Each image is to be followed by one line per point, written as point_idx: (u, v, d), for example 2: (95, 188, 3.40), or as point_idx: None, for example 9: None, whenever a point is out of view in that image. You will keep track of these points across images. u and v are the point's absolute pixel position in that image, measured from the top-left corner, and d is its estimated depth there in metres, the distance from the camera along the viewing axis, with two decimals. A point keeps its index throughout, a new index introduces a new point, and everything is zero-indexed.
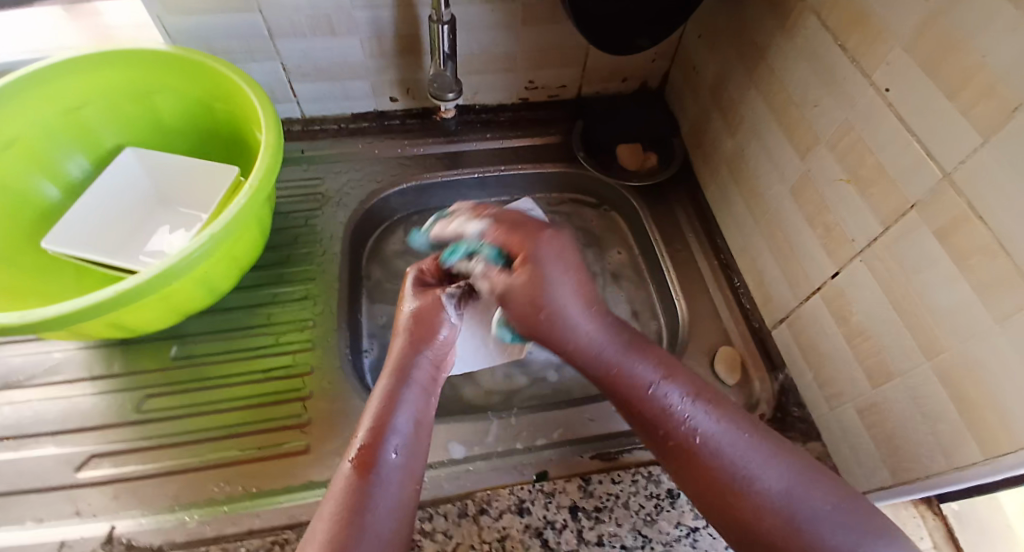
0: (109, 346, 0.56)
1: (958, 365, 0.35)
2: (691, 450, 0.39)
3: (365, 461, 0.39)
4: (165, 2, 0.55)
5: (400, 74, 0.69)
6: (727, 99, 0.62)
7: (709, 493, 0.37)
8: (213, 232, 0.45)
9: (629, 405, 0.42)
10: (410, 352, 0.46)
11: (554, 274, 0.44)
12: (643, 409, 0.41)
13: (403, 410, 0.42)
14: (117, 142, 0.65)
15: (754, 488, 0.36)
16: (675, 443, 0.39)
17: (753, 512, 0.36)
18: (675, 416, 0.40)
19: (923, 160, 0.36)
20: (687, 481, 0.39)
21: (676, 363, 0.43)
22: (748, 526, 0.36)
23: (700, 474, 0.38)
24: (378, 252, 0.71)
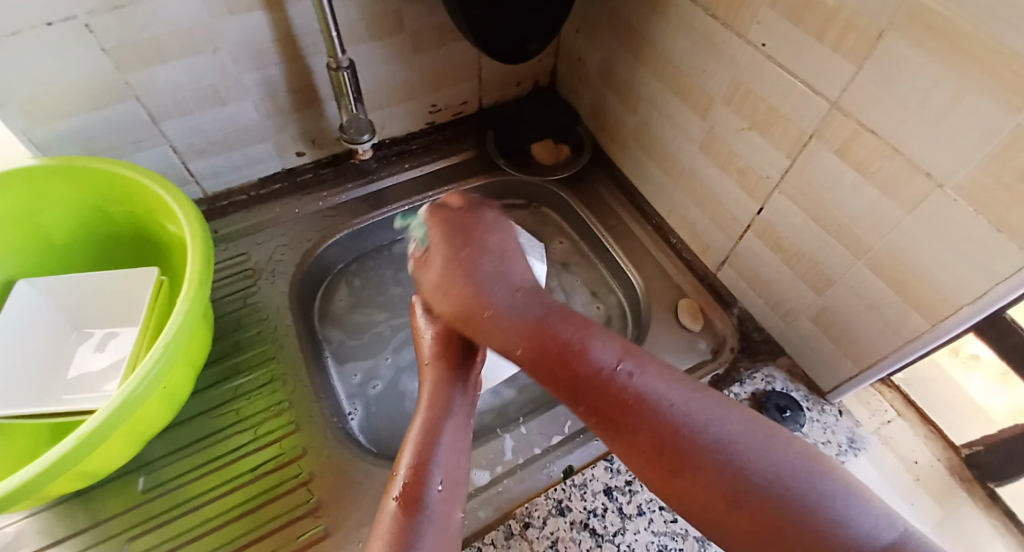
0: (65, 501, 0.49)
1: (885, 255, 0.43)
2: (638, 402, 0.32)
3: (411, 498, 0.35)
4: (27, 113, 0.50)
5: (302, 127, 0.67)
6: (618, 81, 0.67)
7: (654, 449, 0.31)
8: (166, 341, 0.43)
9: (573, 378, 0.33)
10: (443, 380, 0.43)
11: (485, 273, 0.38)
12: (585, 378, 0.33)
13: (447, 439, 0.39)
14: (1, 278, 0.58)
15: (702, 450, 0.30)
16: (611, 395, 0.33)
17: (704, 474, 0.29)
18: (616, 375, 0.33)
19: (810, 95, 0.43)
20: (628, 458, 0.32)
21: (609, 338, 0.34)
22: (691, 483, 0.30)
23: (644, 454, 0.31)
24: (328, 314, 0.68)
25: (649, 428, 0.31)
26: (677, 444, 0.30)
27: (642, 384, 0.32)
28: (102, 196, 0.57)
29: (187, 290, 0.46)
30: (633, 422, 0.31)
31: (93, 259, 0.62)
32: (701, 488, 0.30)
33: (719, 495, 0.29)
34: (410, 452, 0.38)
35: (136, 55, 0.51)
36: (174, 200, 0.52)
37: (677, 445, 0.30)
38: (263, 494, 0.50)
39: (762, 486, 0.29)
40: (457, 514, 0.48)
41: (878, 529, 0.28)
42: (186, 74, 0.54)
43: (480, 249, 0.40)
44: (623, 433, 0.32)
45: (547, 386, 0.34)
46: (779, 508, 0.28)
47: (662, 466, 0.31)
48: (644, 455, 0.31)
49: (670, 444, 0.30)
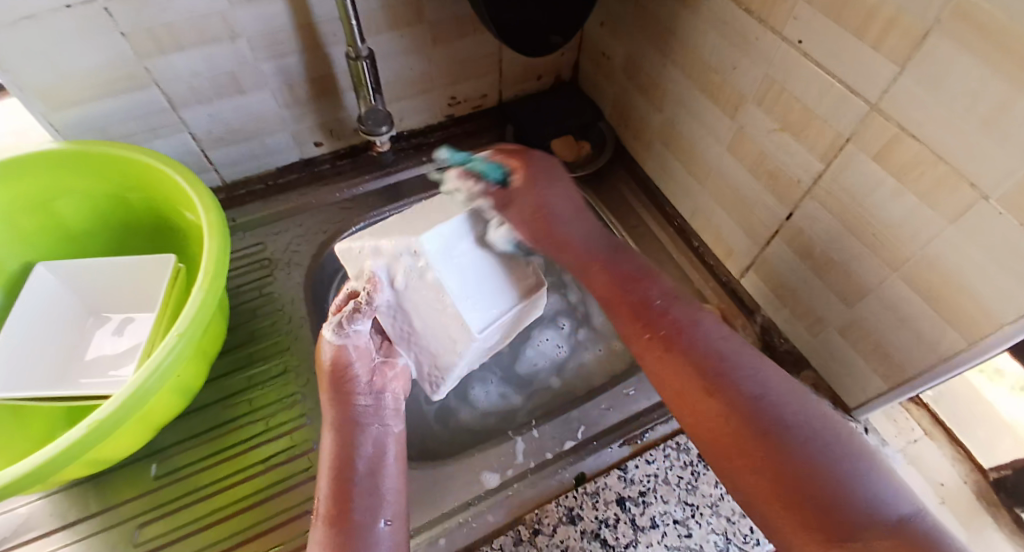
0: (79, 484, 0.50)
1: (923, 267, 0.40)
2: (705, 368, 0.39)
3: (334, 514, 0.39)
4: (48, 99, 0.51)
5: (321, 117, 0.66)
6: (643, 77, 0.65)
7: (722, 440, 0.37)
8: (180, 332, 0.43)
9: (650, 326, 0.43)
10: (346, 414, 0.44)
11: (554, 195, 0.50)
12: (678, 342, 0.41)
13: (362, 458, 0.42)
14: (24, 262, 0.59)
15: (735, 378, 0.38)
16: (671, 352, 0.41)
17: (774, 449, 0.34)
18: (689, 331, 0.41)
19: (847, 97, 0.41)
20: (664, 369, 0.41)
21: (712, 317, 0.43)
22: (762, 467, 0.35)
23: (682, 365, 0.40)
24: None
25: (695, 354, 0.40)
26: (716, 375, 0.38)
27: (693, 312, 0.43)
28: (120, 182, 0.57)
29: (201, 282, 0.46)
30: (717, 391, 0.38)
31: (112, 246, 0.63)
32: (713, 403, 0.38)
33: (743, 421, 0.36)
34: (327, 482, 0.41)
35: (153, 42, 0.50)
36: (190, 187, 0.52)
37: (720, 370, 0.38)
38: (271, 486, 0.50)
39: (779, 427, 0.35)
40: (466, 517, 0.47)
41: (893, 505, 0.32)
42: (203, 60, 0.54)
43: (544, 174, 0.51)
44: (664, 351, 0.41)
45: (618, 320, 0.45)
46: (799, 451, 0.34)
47: (706, 384, 0.38)
48: (674, 382, 0.40)
49: (740, 412, 0.36)
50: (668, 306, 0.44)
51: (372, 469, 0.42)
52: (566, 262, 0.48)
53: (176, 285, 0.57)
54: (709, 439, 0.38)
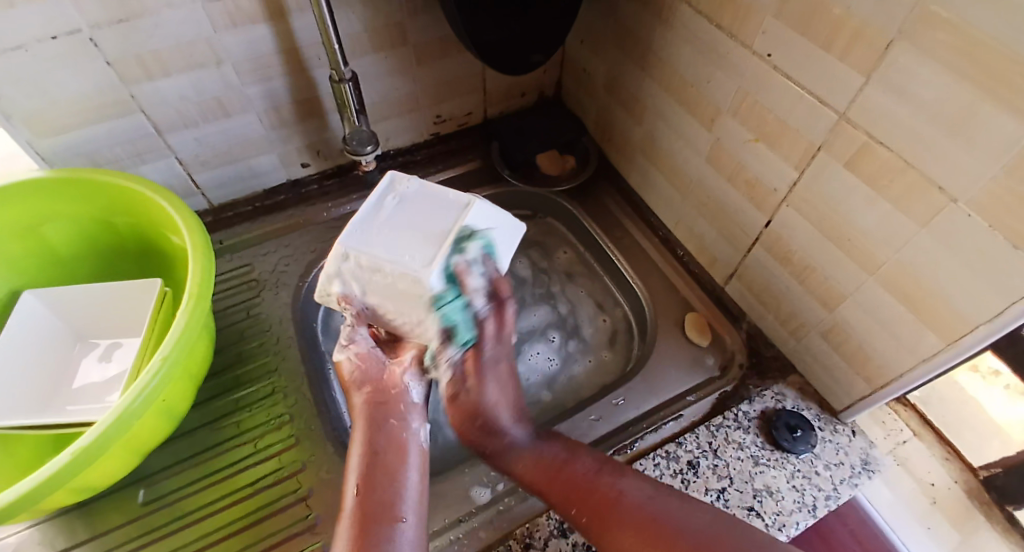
0: (65, 513, 0.49)
1: (897, 270, 0.41)
2: (612, 502, 0.41)
3: (359, 515, 0.39)
4: (35, 127, 0.51)
5: (307, 139, 0.67)
6: (624, 92, 0.66)
7: (645, 543, 0.39)
8: (165, 355, 0.43)
9: (575, 494, 0.43)
10: (373, 423, 0.44)
11: (490, 378, 0.46)
12: (574, 487, 0.43)
13: (390, 455, 0.42)
14: (10, 288, 0.58)
15: (677, 535, 0.38)
16: (598, 496, 0.42)
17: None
18: (597, 477, 0.43)
19: (817, 106, 0.42)
20: (616, 543, 0.40)
21: (592, 455, 0.46)
22: None
23: (625, 533, 0.39)
24: (332, 329, 0.66)
25: (640, 515, 0.40)
26: (662, 521, 0.39)
27: (619, 479, 0.43)
28: (106, 207, 0.57)
29: (186, 304, 0.46)
30: (620, 512, 0.40)
31: (100, 271, 0.63)
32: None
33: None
34: (354, 482, 0.41)
35: (140, 68, 0.51)
36: (176, 210, 0.52)
37: (665, 533, 0.38)
38: (260, 508, 0.49)
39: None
40: (457, 535, 0.47)
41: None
42: (190, 86, 0.55)
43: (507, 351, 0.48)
44: (613, 521, 0.40)
45: (551, 497, 0.44)
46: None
47: (654, 545, 0.38)
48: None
49: (658, 539, 0.38)
50: (603, 476, 0.43)
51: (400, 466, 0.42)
52: (524, 469, 0.46)
53: (163, 308, 0.57)
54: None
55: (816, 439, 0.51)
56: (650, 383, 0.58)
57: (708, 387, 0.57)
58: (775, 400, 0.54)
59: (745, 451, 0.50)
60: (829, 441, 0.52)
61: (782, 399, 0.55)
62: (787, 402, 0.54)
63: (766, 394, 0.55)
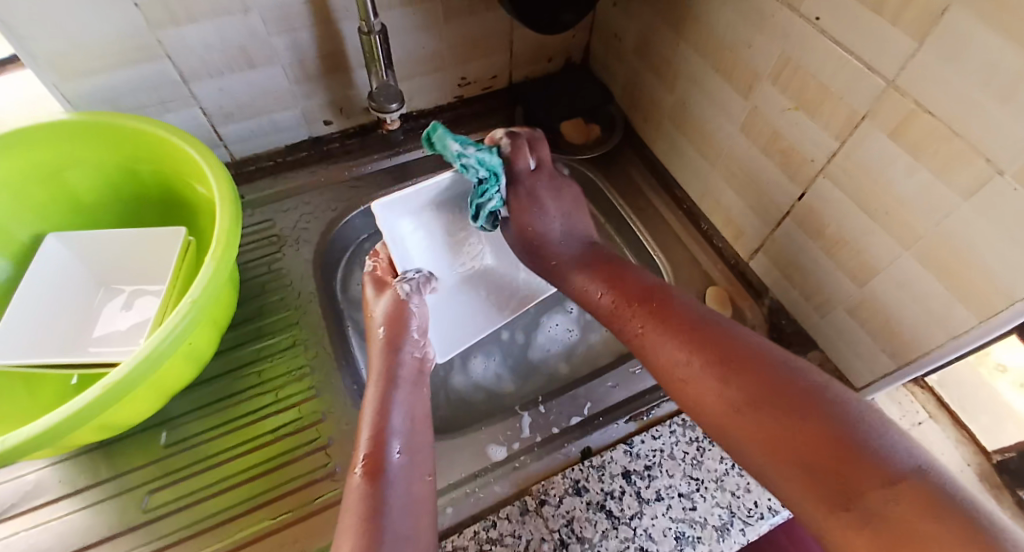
0: (89, 451, 0.50)
1: (935, 245, 0.40)
2: (662, 318, 0.44)
3: (373, 468, 0.40)
4: (60, 68, 0.51)
5: (331, 95, 0.66)
6: (656, 58, 0.64)
7: (670, 362, 0.41)
8: (193, 298, 0.43)
9: (612, 300, 0.48)
10: (389, 353, 0.49)
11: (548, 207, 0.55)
12: (612, 289, 0.49)
13: (399, 413, 0.44)
14: (35, 232, 0.59)
15: (732, 341, 0.39)
16: (643, 312, 0.45)
17: (721, 368, 0.38)
18: (630, 291, 0.47)
19: (863, 73, 0.41)
20: (660, 355, 0.42)
21: (655, 282, 0.48)
22: (714, 393, 0.38)
23: (679, 338, 0.41)
24: (350, 297, 0.65)
25: (689, 330, 0.41)
26: (706, 336, 0.41)
27: (679, 297, 0.45)
28: (130, 154, 0.57)
29: (214, 253, 0.46)
30: (666, 321, 0.43)
31: (120, 218, 0.63)
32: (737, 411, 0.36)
33: (738, 398, 0.36)
34: (370, 419, 0.43)
35: (166, 13, 0.50)
36: (202, 159, 0.52)
37: (705, 349, 0.40)
38: (279, 455, 0.50)
39: (752, 368, 0.37)
40: (472, 488, 0.47)
41: (894, 455, 0.30)
42: (217, 32, 0.54)
43: (539, 197, 0.55)
44: (660, 322, 0.43)
45: (604, 308, 0.49)
46: (786, 414, 0.34)
47: (703, 345, 0.40)
48: (671, 358, 0.41)
49: (698, 338, 0.41)
50: (659, 291, 0.46)
51: (409, 427, 0.43)
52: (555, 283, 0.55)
53: (187, 257, 0.56)
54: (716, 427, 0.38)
55: None
56: None
57: None
58: None
59: None
60: None
61: None
62: None
63: None
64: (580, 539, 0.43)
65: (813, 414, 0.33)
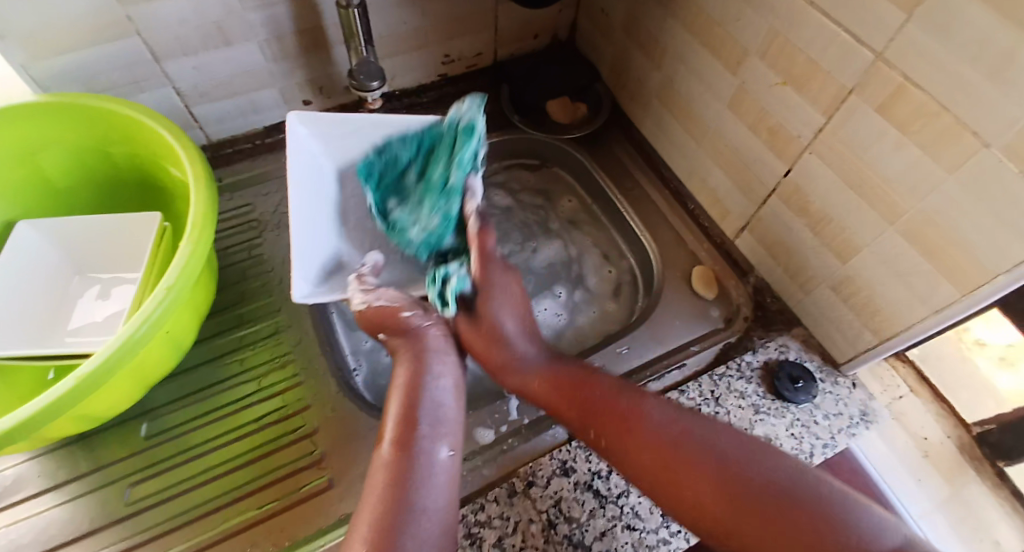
0: (67, 446, 0.49)
1: (920, 221, 0.41)
2: (628, 427, 0.41)
3: (400, 444, 0.39)
4: (30, 46, 0.48)
5: (310, 74, 0.65)
6: (644, 35, 0.63)
7: (650, 472, 0.39)
8: (167, 286, 0.42)
9: (564, 403, 0.45)
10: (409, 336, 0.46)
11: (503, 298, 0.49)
12: (567, 396, 0.45)
13: (434, 393, 0.43)
14: (5, 219, 0.57)
15: (697, 444, 0.39)
16: (606, 425, 0.42)
17: (699, 479, 0.37)
18: (587, 396, 0.44)
19: (852, 47, 0.40)
20: (638, 468, 0.40)
21: (607, 380, 0.45)
22: (700, 505, 0.36)
23: (650, 451, 0.39)
24: None
25: (656, 440, 0.39)
26: (677, 443, 0.39)
27: (639, 402, 0.42)
28: (102, 135, 0.55)
29: (188, 237, 0.45)
30: (631, 429, 0.41)
31: (97, 205, 0.62)
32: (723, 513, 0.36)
33: (721, 501, 0.36)
34: (396, 402, 0.42)
35: None
36: (175, 140, 0.50)
37: (685, 455, 0.38)
38: (265, 444, 0.50)
39: (731, 472, 0.37)
40: (461, 470, 0.48)
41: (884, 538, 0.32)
42: (189, 8, 0.51)
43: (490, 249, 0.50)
44: (625, 435, 0.41)
45: (564, 414, 0.45)
46: (784, 511, 0.34)
47: (677, 458, 0.38)
48: (647, 466, 0.39)
49: (669, 450, 0.39)
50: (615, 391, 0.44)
51: (439, 401, 0.43)
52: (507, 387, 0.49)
53: (162, 244, 0.55)
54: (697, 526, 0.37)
55: (817, 390, 0.52)
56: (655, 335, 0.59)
57: (713, 337, 0.58)
58: (778, 352, 0.55)
59: (748, 402, 0.51)
60: (830, 393, 0.53)
61: (785, 350, 0.55)
62: (790, 353, 0.55)
63: (771, 345, 0.55)
64: (568, 519, 0.43)
65: (806, 504, 0.34)
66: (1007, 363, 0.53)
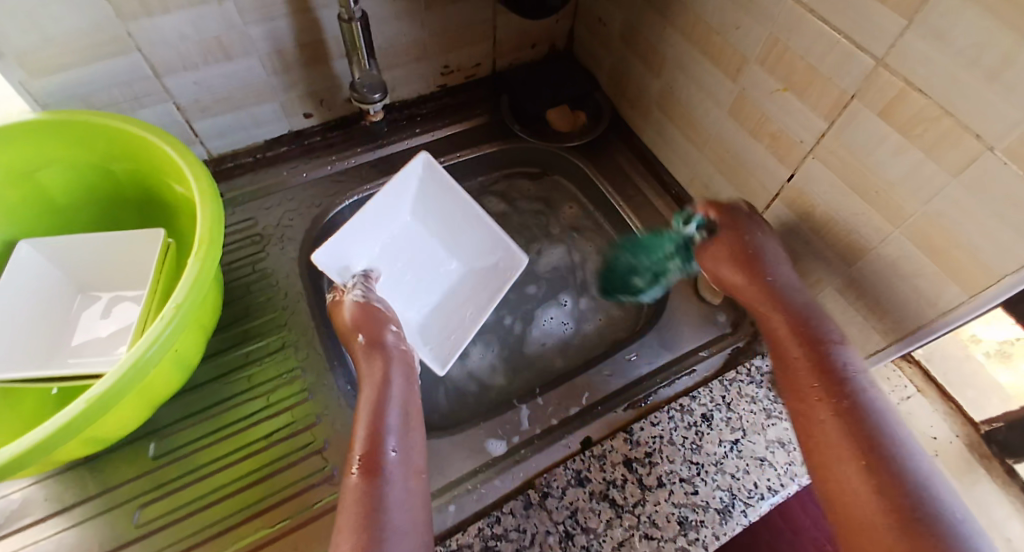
0: (73, 468, 0.48)
1: (925, 224, 0.41)
2: (833, 400, 0.40)
3: (371, 467, 0.39)
4: (26, 65, 0.48)
5: (310, 87, 0.64)
6: (642, 43, 0.64)
7: (824, 452, 0.39)
8: (178, 304, 0.42)
9: (787, 343, 0.45)
10: (380, 357, 0.48)
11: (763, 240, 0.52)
12: (799, 336, 0.45)
13: (393, 410, 0.43)
14: (5, 239, 0.56)
15: (878, 451, 0.37)
16: (817, 386, 0.42)
17: (863, 484, 0.36)
18: (818, 345, 0.44)
19: (853, 53, 0.41)
20: (824, 438, 0.39)
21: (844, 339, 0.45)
22: (852, 504, 0.36)
23: (840, 431, 0.39)
24: None
25: (838, 429, 0.39)
26: (862, 441, 0.38)
27: (843, 381, 0.41)
28: (102, 154, 0.54)
29: (196, 254, 0.44)
30: (828, 405, 0.40)
31: (95, 221, 0.61)
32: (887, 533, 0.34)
33: (883, 506, 0.35)
34: (364, 426, 0.42)
35: (136, 3, 0.48)
36: (178, 156, 0.50)
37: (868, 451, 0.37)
38: (275, 462, 0.49)
39: (897, 488, 0.35)
40: (474, 484, 0.47)
41: None
42: (189, 24, 0.51)
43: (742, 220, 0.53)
44: (818, 410, 0.41)
45: (789, 356, 0.45)
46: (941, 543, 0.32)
47: (862, 450, 0.37)
48: (823, 450, 0.39)
49: (856, 442, 0.38)
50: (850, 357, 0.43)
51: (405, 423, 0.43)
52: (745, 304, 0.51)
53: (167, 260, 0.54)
54: (846, 532, 0.36)
55: None
56: None
57: (721, 343, 0.57)
58: None
59: (759, 406, 0.51)
60: None
61: None
62: None
63: None
64: (585, 530, 0.43)
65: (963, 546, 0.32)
66: (1004, 360, 0.55)
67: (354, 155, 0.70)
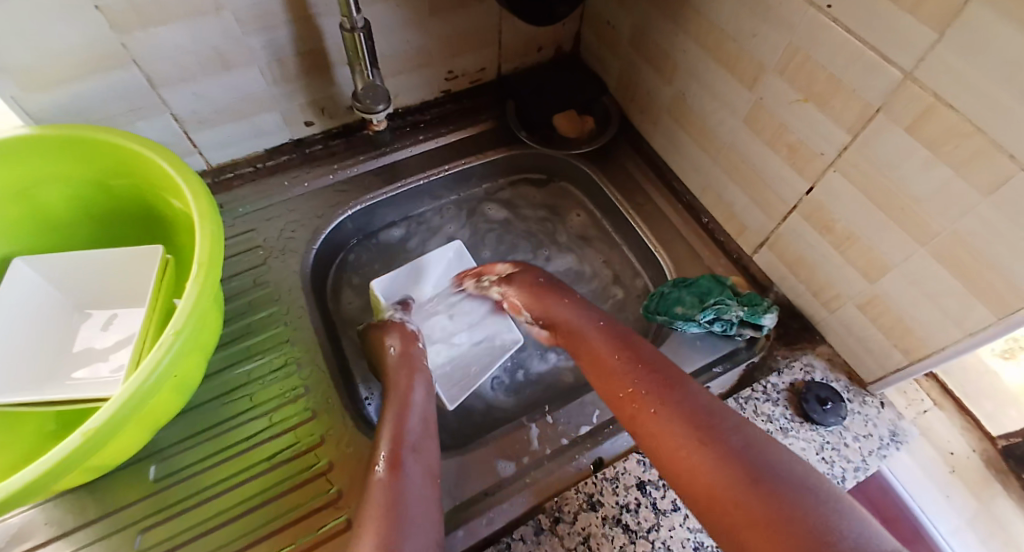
0: (75, 490, 0.47)
1: (953, 242, 0.39)
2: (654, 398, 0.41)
3: (395, 463, 0.41)
4: (18, 80, 0.46)
5: (312, 95, 0.63)
6: (652, 48, 0.62)
7: (659, 443, 0.38)
8: (177, 329, 0.40)
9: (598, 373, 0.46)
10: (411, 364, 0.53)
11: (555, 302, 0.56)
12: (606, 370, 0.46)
13: (414, 419, 0.46)
14: (0, 255, 0.55)
15: (704, 426, 0.37)
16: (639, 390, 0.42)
17: (696, 453, 0.35)
18: (636, 362, 0.45)
19: (878, 65, 0.39)
20: (655, 429, 0.39)
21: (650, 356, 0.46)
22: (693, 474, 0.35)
23: (671, 415, 0.39)
24: (344, 319, 0.65)
25: (676, 409, 0.39)
26: (695, 422, 0.37)
27: (677, 381, 0.42)
28: (99, 168, 0.53)
29: (195, 275, 0.43)
30: (654, 401, 0.41)
31: (92, 237, 0.59)
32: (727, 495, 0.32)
33: (717, 470, 0.34)
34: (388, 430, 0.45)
35: (131, 15, 0.46)
36: (177, 170, 0.49)
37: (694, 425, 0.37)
38: (281, 483, 0.48)
39: (725, 447, 0.35)
40: (484, 508, 0.46)
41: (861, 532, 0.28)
42: (187, 35, 0.50)
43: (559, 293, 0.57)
44: (645, 405, 0.41)
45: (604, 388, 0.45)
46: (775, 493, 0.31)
47: (689, 426, 0.37)
48: (660, 437, 0.38)
49: (684, 422, 0.38)
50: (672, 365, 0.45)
51: (421, 436, 0.45)
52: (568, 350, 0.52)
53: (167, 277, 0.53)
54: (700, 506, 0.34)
55: (846, 411, 0.51)
56: (673, 357, 0.58)
57: (735, 357, 0.57)
58: (804, 372, 0.54)
59: (775, 425, 0.50)
60: (858, 413, 0.51)
61: (811, 370, 0.54)
62: (816, 374, 0.54)
63: (796, 365, 0.54)
64: None
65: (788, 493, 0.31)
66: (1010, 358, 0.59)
67: (356, 161, 0.69)
